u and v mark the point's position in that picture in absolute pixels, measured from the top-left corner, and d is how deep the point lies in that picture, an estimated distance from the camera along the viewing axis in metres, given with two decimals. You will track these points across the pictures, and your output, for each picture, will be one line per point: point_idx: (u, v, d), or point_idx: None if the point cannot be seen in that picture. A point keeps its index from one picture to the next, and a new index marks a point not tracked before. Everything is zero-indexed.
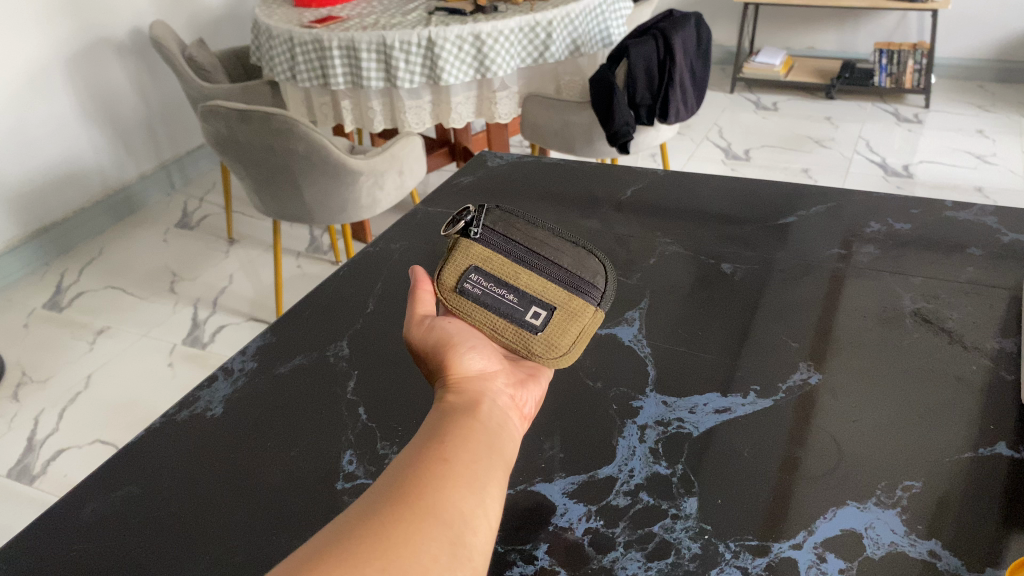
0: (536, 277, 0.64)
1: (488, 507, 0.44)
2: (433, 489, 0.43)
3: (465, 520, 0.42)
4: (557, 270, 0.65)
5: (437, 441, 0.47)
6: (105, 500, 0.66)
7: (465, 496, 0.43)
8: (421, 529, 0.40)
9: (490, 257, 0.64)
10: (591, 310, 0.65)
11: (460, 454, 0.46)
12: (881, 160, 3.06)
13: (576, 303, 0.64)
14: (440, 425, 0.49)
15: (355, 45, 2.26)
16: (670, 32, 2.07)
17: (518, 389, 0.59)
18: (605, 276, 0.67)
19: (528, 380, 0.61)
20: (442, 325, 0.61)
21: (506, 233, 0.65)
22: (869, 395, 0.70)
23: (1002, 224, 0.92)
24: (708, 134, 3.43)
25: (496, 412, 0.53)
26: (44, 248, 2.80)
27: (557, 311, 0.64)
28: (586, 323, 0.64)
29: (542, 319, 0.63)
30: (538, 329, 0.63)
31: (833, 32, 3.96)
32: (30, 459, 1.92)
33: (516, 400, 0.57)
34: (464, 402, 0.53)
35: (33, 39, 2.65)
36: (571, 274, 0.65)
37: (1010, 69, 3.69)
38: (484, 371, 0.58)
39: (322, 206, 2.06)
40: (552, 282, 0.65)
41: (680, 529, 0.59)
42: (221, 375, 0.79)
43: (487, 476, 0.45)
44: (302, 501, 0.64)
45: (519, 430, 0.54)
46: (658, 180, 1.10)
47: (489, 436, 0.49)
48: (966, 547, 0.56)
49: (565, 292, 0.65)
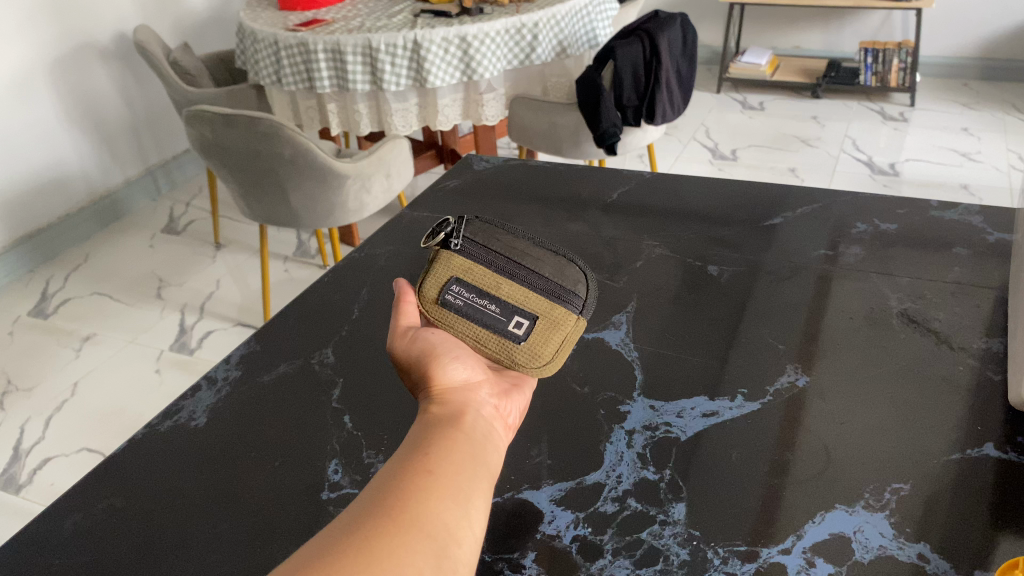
0: (517, 286, 0.64)
1: (473, 518, 0.43)
2: (416, 500, 0.42)
3: (449, 533, 0.41)
4: (539, 279, 0.65)
5: (421, 454, 0.46)
6: (85, 513, 0.65)
7: (449, 508, 0.43)
8: (404, 540, 0.40)
9: (470, 268, 0.65)
10: (574, 318, 0.65)
11: (444, 465, 0.45)
12: (867, 159, 3.07)
13: (558, 312, 0.64)
14: (425, 436, 0.49)
15: (341, 48, 2.24)
16: (656, 32, 2.09)
17: (501, 399, 0.57)
18: (586, 284, 0.67)
19: (511, 389, 0.60)
20: (424, 336, 0.60)
21: (487, 244, 0.66)
22: (856, 398, 0.70)
23: (986, 223, 0.93)
24: (695, 134, 3.44)
25: (480, 423, 0.52)
26: (29, 255, 2.76)
27: (540, 320, 0.64)
28: (569, 332, 0.64)
29: (525, 328, 0.63)
30: (522, 338, 0.62)
31: (818, 31, 3.99)
32: (16, 468, 1.89)
33: (500, 410, 0.56)
34: (447, 413, 0.52)
35: (16, 44, 2.62)
36: (552, 283, 0.65)
37: (994, 68, 3.72)
38: (468, 382, 0.57)
39: (309, 211, 2.05)
40: (534, 291, 0.65)
41: (669, 536, 0.59)
42: (205, 385, 0.78)
43: (472, 487, 0.45)
44: (285, 511, 0.63)
45: (504, 441, 0.53)
46: (644, 183, 1.10)
47: (473, 446, 0.48)
48: (954, 548, 0.56)
49: (548, 300, 0.65)
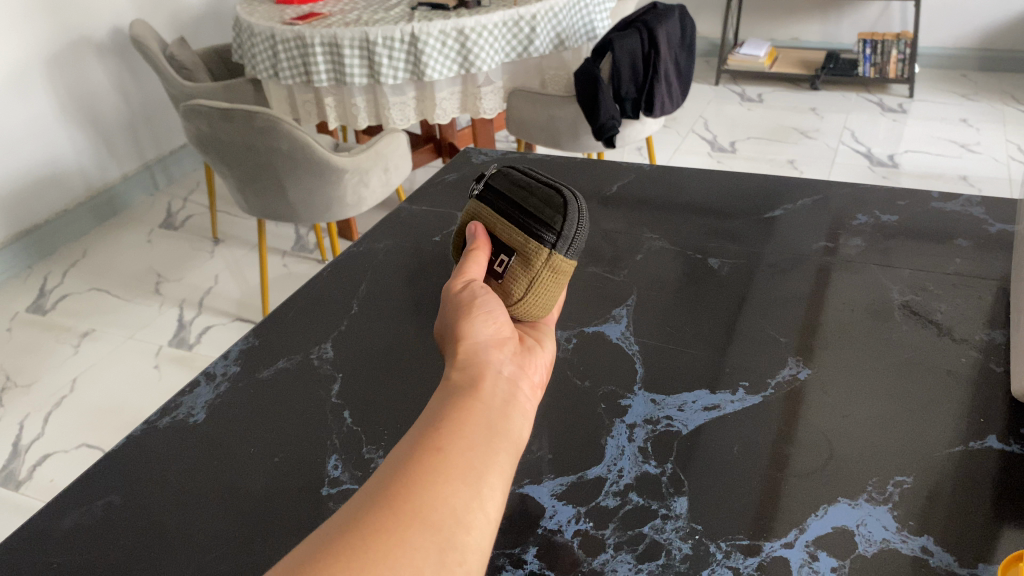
0: (504, 225, 0.66)
1: (484, 499, 0.42)
2: (421, 484, 0.41)
3: (456, 519, 0.40)
4: (522, 214, 0.65)
5: (432, 429, 0.45)
6: (84, 511, 0.64)
7: (458, 492, 0.42)
8: (408, 531, 0.39)
9: (480, 210, 0.69)
10: (544, 253, 0.63)
11: (454, 442, 0.44)
12: (866, 150, 3.07)
13: (531, 246, 0.64)
14: (439, 406, 0.48)
15: (338, 42, 2.23)
16: (654, 24, 2.09)
17: (526, 359, 0.56)
18: (567, 215, 0.64)
19: (539, 350, 0.58)
20: (473, 285, 0.60)
21: (498, 186, 0.69)
22: (858, 389, 0.70)
23: (988, 215, 0.92)
24: (694, 126, 3.43)
25: (501, 388, 0.51)
26: (27, 251, 2.75)
27: (516, 257, 0.64)
28: (541, 267, 0.63)
29: (504, 265, 0.65)
30: (499, 275, 0.64)
31: (817, 23, 3.98)
32: (15, 465, 1.89)
33: (525, 370, 0.55)
34: (466, 379, 0.51)
35: (12, 39, 2.60)
36: (530, 217, 0.65)
37: (993, 59, 3.71)
38: (492, 341, 0.55)
39: (307, 205, 2.04)
40: (514, 227, 0.65)
41: (670, 530, 0.58)
42: (203, 381, 0.78)
43: (483, 466, 0.44)
44: (285, 508, 0.63)
45: (528, 406, 0.51)
46: (643, 175, 1.09)
47: (488, 418, 0.47)
48: (957, 542, 0.56)
49: (523, 235, 0.65)
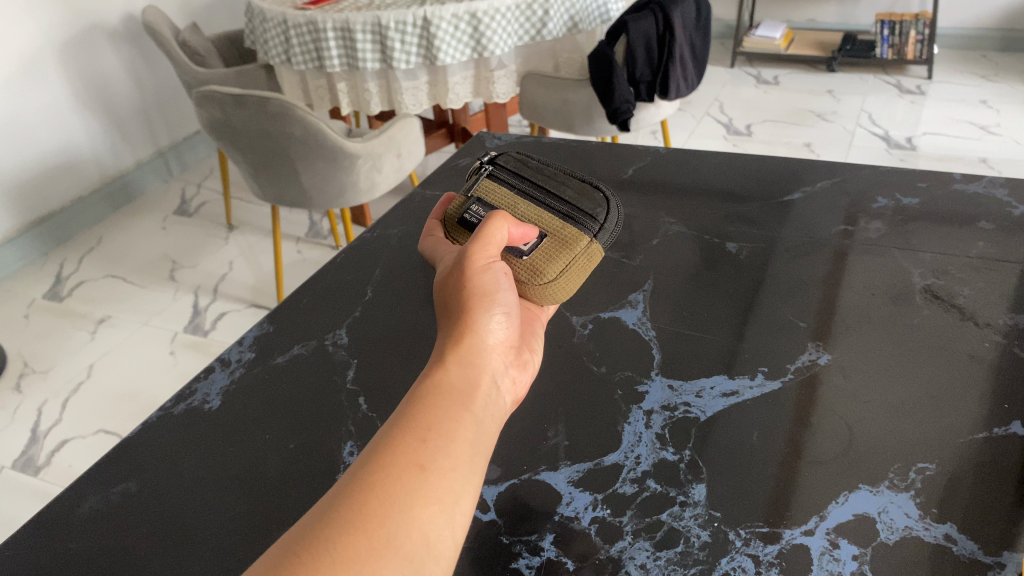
0: (532, 208, 0.71)
1: (456, 527, 0.42)
2: (397, 506, 0.41)
3: (427, 548, 0.40)
4: (559, 204, 0.72)
5: (420, 440, 0.45)
6: (104, 496, 0.65)
7: (435, 519, 0.42)
8: (378, 562, 0.38)
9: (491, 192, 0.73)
10: (585, 239, 0.69)
11: (441, 461, 0.44)
12: (884, 133, 3.01)
13: (569, 232, 0.69)
14: (433, 406, 0.47)
15: (350, 26, 2.21)
16: (669, 6, 2.04)
17: (519, 370, 0.58)
18: (605, 210, 0.73)
19: (529, 357, 0.60)
20: (495, 267, 0.61)
21: (517, 172, 0.75)
22: (880, 376, 0.68)
23: (1012, 197, 0.90)
24: (708, 109, 3.39)
25: (492, 400, 0.51)
26: (43, 239, 2.78)
27: (548, 240, 0.69)
28: (580, 251, 0.68)
29: (531, 247, 0.67)
30: (526, 253, 0.67)
31: (834, 4, 3.91)
32: (34, 450, 1.92)
33: (516, 382, 0.56)
34: (463, 383, 0.50)
35: (26, 25, 2.61)
36: (569, 207, 0.72)
37: (1013, 38, 3.62)
38: (498, 342, 0.57)
39: (320, 191, 2.04)
40: (549, 212, 0.71)
41: (689, 517, 0.58)
42: (218, 367, 0.78)
43: (462, 491, 0.43)
44: (301, 495, 0.63)
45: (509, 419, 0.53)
46: (660, 159, 1.07)
47: (477, 435, 0.47)
48: (980, 529, 0.55)
49: (558, 221, 0.70)
